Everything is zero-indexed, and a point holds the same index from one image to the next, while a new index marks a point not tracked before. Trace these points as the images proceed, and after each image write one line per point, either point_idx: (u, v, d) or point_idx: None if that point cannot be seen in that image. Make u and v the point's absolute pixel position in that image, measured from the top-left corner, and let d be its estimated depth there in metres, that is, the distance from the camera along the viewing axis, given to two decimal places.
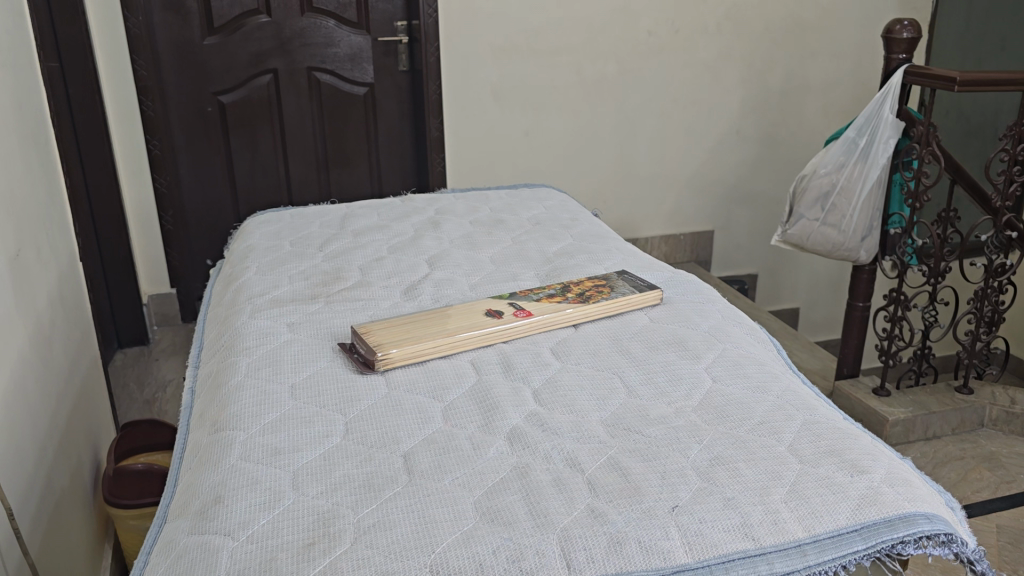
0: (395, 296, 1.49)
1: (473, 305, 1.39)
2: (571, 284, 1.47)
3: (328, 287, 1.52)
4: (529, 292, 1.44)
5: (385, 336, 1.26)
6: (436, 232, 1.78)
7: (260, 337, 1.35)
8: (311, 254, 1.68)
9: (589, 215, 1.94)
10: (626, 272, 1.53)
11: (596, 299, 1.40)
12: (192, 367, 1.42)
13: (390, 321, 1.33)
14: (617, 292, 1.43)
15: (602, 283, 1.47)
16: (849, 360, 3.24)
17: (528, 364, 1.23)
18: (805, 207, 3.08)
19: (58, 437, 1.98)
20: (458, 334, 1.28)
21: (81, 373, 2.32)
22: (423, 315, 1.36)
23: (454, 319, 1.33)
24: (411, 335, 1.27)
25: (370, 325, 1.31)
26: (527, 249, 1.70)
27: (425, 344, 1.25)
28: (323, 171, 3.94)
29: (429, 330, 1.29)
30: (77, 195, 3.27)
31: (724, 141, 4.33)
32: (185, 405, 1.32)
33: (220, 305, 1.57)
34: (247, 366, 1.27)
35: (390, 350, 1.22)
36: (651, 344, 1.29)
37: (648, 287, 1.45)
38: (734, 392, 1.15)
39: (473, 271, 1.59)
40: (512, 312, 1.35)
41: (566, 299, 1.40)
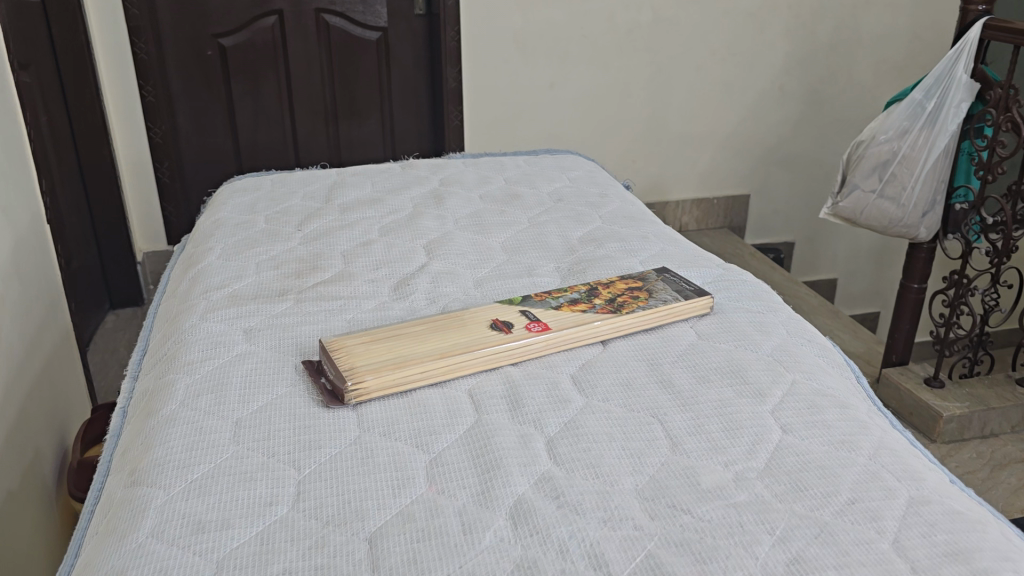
0: (380, 295, 1.21)
1: (478, 311, 1.11)
2: (599, 286, 1.19)
3: (301, 279, 1.25)
4: (547, 294, 1.16)
5: (361, 355, 0.99)
6: (439, 208, 1.50)
7: (209, 347, 1.08)
8: (287, 234, 1.41)
9: (619, 190, 1.65)
10: (668, 270, 1.24)
11: (630, 309, 1.12)
12: (130, 378, 1.16)
13: (369, 333, 1.05)
14: (657, 300, 1.14)
15: (638, 285, 1.19)
16: (898, 346, 2.93)
17: (541, 397, 0.96)
18: (860, 177, 2.75)
19: (7, 432, 1.74)
20: (455, 355, 1.00)
21: (44, 351, 2.08)
22: (413, 324, 1.08)
23: (450, 332, 1.05)
24: (393, 356, 0.99)
25: (344, 339, 1.03)
26: (547, 234, 1.42)
27: (412, 370, 0.98)
28: (332, 123, 3.64)
29: (419, 348, 1.01)
30: (61, 145, 3.00)
31: (765, 98, 3.98)
32: (112, 431, 1.06)
33: (174, 297, 1.29)
34: (185, 390, 1.00)
35: (364, 378, 0.95)
36: (700, 374, 1.01)
37: (695, 292, 1.16)
38: (812, 451, 0.87)
39: (479, 262, 1.31)
40: (524, 324, 1.07)
41: (591, 308, 1.12)
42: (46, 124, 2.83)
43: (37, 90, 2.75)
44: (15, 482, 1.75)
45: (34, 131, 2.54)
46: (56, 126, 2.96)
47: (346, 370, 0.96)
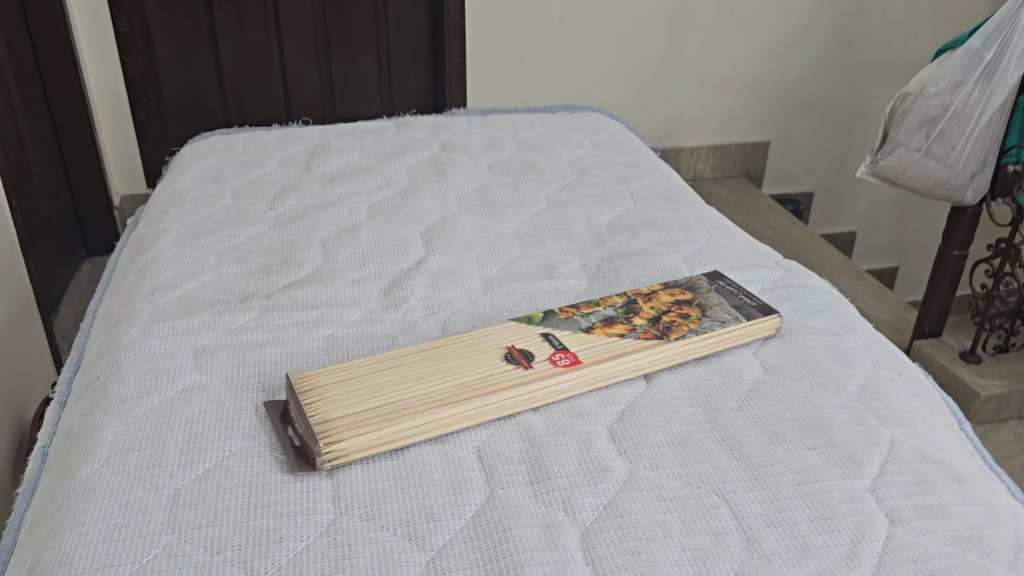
0: (367, 300, 0.99)
1: (487, 335, 0.88)
2: (638, 297, 0.96)
3: (270, 279, 1.01)
4: (574, 308, 0.94)
5: (339, 403, 0.77)
6: (440, 183, 1.26)
7: (148, 378, 0.85)
8: (257, 215, 1.17)
9: (651, 158, 1.41)
10: (720, 276, 1.02)
11: (680, 334, 0.89)
12: (56, 404, 0.93)
13: (349, 366, 0.83)
14: (713, 322, 0.91)
15: (685, 298, 0.96)
16: (932, 316, 2.70)
17: (571, 463, 0.74)
18: (905, 133, 2.38)
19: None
20: (460, 403, 0.78)
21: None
22: (405, 352, 0.85)
23: (453, 366, 0.83)
24: (379, 404, 0.77)
25: (318, 375, 0.81)
26: (570, 218, 1.18)
27: (404, 424, 0.76)
28: (322, 59, 3.23)
29: (414, 392, 0.79)
30: (25, 83, 2.62)
31: (790, 36, 3.57)
32: (28, 481, 0.84)
33: (117, 294, 1.06)
34: (113, 442, 0.77)
35: (342, 438, 0.73)
36: (772, 428, 0.79)
37: (758, 311, 0.93)
38: (934, 558, 0.66)
39: (489, 256, 1.08)
40: (548, 354, 0.85)
41: (631, 332, 0.89)
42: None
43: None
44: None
45: None
46: (15, 58, 2.56)
47: (319, 425, 0.74)
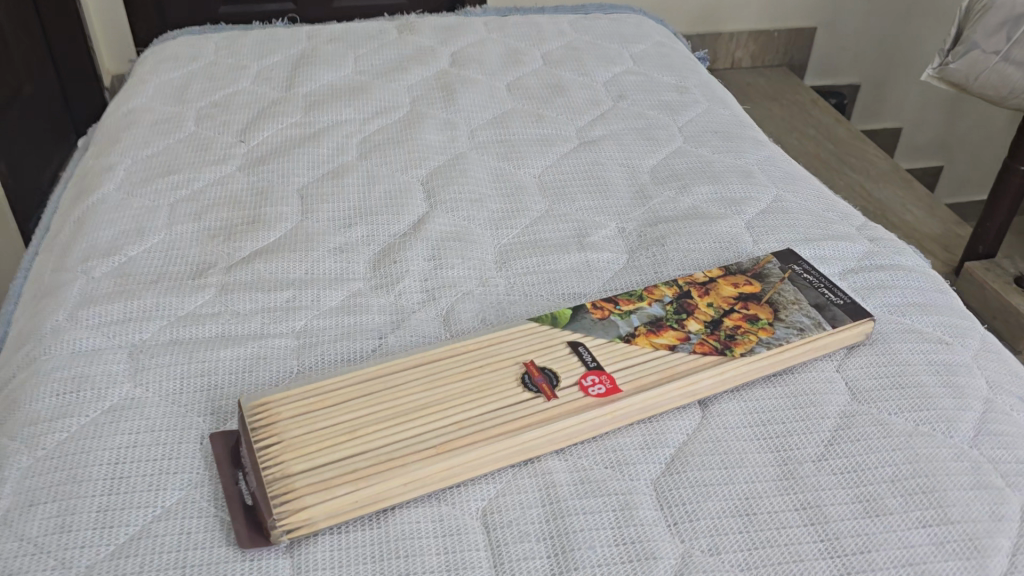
0: (351, 275, 0.79)
1: (499, 346, 0.68)
2: (692, 289, 0.76)
3: (234, 244, 0.82)
4: (612, 304, 0.74)
5: (302, 448, 0.58)
6: (448, 109, 1.03)
7: (68, 390, 0.67)
8: (221, 150, 0.96)
9: (703, 78, 1.18)
10: (796, 257, 0.81)
11: (746, 347, 0.70)
12: None
13: (317, 391, 0.64)
14: (788, 328, 0.72)
15: (752, 292, 0.76)
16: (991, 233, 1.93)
17: (602, 541, 0.57)
18: (980, 32, 1.58)
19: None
20: (461, 449, 0.60)
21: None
22: (392, 369, 0.66)
23: (454, 394, 0.64)
24: (355, 453, 0.59)
25: (277, 404, 0.62)
26: (605, 164, 0.96)
27: (386, 483, 0.57)
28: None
29: (402, 433, 0.60)
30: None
31: None
32: None
33: (52, 250, 0.87)
34: (16, 486, 0.60)
35: (305, 504, 0.56)
36: (867, 494, 0.61)
37: (844, 315, 0.73)
38: None
39: (505, 216, 0.87)
40: (577, 377, 0.66)
41: (685, 342, 0.70)
42: None
43: None
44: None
45: None
46: None
47: (276, 484, 0.56)
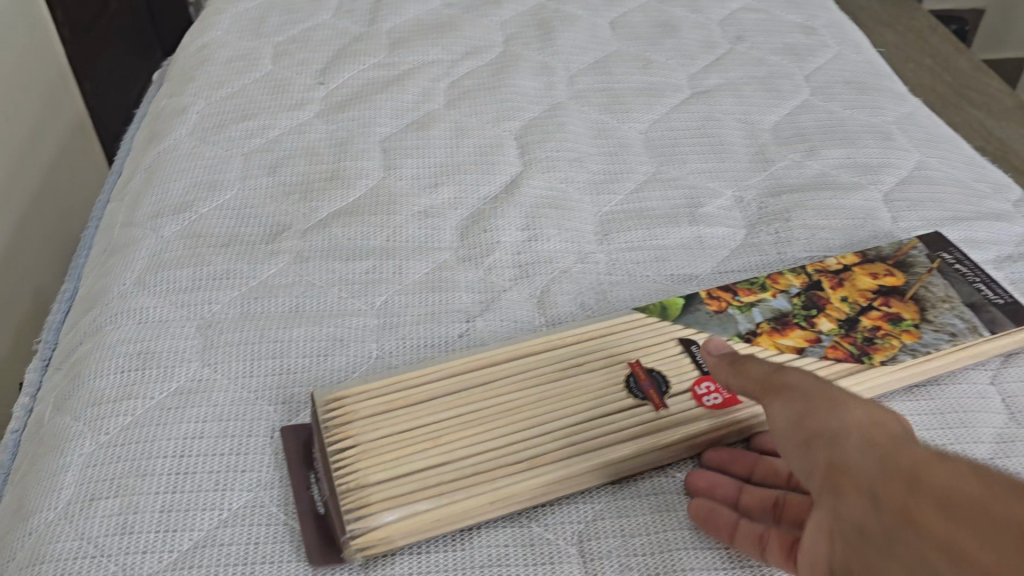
0: (436, 243, 0.72)
1: (601, 341, 0.61)
2: (823, 279, 0.67)
3: (311, 203, 0.75)
4: (731, 296, 0.65)
5: (382, 454, 0.52)
6: (544, 51, 0.93)
7: (132, 367, 0.62)
8: (299, 93, 0.88)
9: (833, 16, 1.04)
10: (946, 242, 0.70)
11: (888, 355, 0.61)
12: (41, 360, 0.72)
13: (397, 385, 0.57)
14: (937, 332, 0.62)
15: (896, 286, 0.66)
16: None
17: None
18: None
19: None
20: (557, 465, 0.53)
21: (49, 148, 1.57)
22: (481, 362, 0.59)
23: (551, 397, 0.56)
24: (441, 463, 0.52)
25: (353, 399, 0.56)
26: (720, 120, 0.85)
27: (473, 499, 0.51)
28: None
29: (492, 442, 0.54)
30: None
31: None
32: None
33: (123, 200, 0.82)
34: (77, 475, 0.56)
35: (384, 521, 0.50)
36: None
37: (1006, 319, 0.63)
38: None
39: (607, 179, 0.78)
40: (690, 385, 0.58)
41: (815, 346, 0.61)
42: None
43: None
44: (8, 340, 1.36)
45: None
46: None
47: (351, 495, 0.50)
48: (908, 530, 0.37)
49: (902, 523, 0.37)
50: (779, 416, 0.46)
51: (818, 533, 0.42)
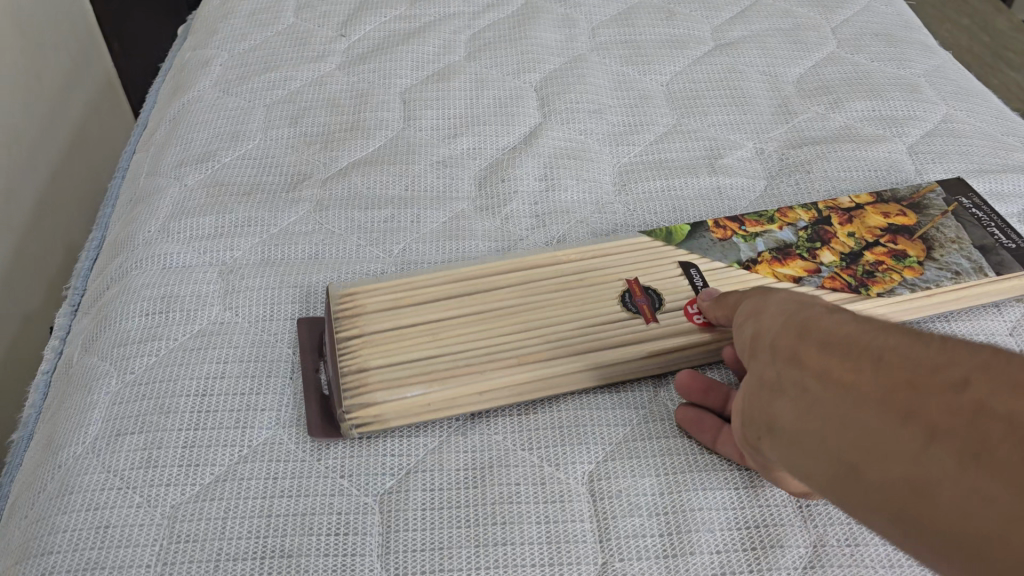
0: (455, 192, 0.72)
1: (603, 259, 0.64)
2: (833, 213, 0.68)
3: (331, 152, 0.76)
4: (737, 226, 0.67)
5: (381, 346, 0.57)
6: (567, 4, 0.93)
7: (156, 310, 0.63)
8: (320, 45, 0.88)
9: None
10: (967, 187, 0.69)
11: (886, 288, 0.62)
12: (70, 304, 0.73)
13: (406, 287, 0.61)
14: (940, 270, 0.63)
15: (907, 223, 0.67)
16: None
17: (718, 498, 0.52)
18: None
19: (20, 234, 1.33)
20: (547, 361, 0.57)
21: (78, 106, 1.59)
22: (486, 269, 0.63)
23: (550, 303, 0.60)
24: (435, 353, 0.57)
25: (367, 301, 0.60)
26: (743, 72, 0.84)
27: (461, 387, 0.56)
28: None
29: (486, 333, 0.58)
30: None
31: None
32: (30, 408, 0.66)
33: (147, 151, 0.83)
34: (104, 411, 0.57)
35: (375, 401, 0.55)
36: None
37: (1014, 262, 0.63)
38: None
39: (626, 129, 0.78)
40: (684, 303, 0.61)
41: (813, 276, 0.63)
42: None
43: None
44: (42, 295, 1.38)
45: None
46: None
47: (353, 379, 0.56)
48: (854, 398, 0.34)
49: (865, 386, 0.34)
50: (767, 314, 0.44)
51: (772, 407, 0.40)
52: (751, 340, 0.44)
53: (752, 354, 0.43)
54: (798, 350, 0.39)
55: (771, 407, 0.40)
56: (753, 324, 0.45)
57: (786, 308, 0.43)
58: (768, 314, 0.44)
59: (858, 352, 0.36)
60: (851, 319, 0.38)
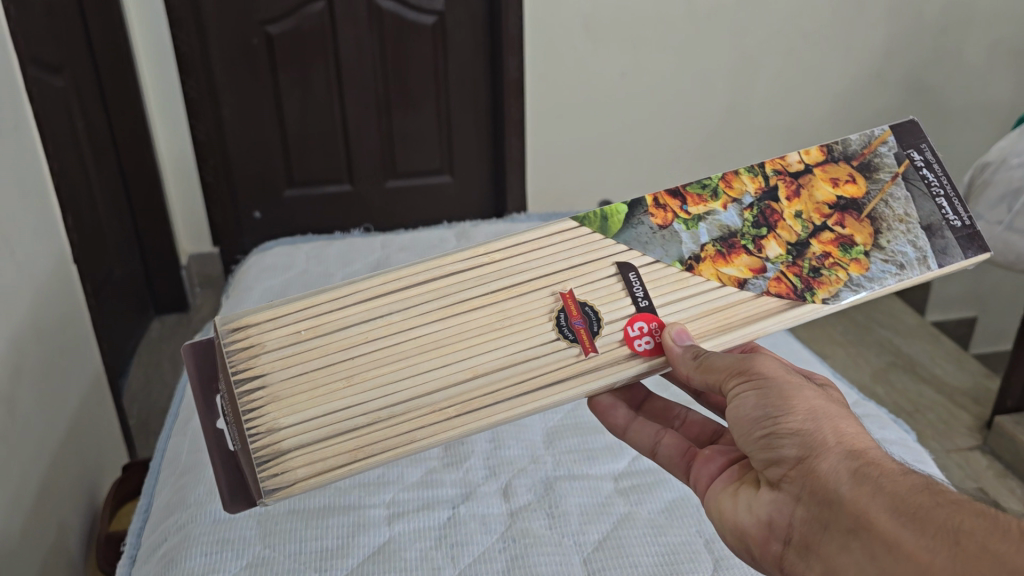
0: (426, 456, 1.00)
1: (523, 263, 0.79)
2: (778, 189, 0.84)
3: None
4: (688, 211, 0.82)
5: (285, 406, 0.71)
6: None
7: (213, 549, 0.85)
8: None
9: None
10: (916, 141, 0.85)
11: (830, 288, 0.78)
12: (127, 556, 0.95)
13: (311, 324, 0.75)
14: (883, 261, 0.79)
15: (851, 201, 0.83)
16: (1017, 384, 1.87)
17: None
18: (981, 204, 1.71)
19: (26, 515, 1.49)
20: (471, 401, 0.72)
21: (74, 397, 1.81)
22: (397, 284, 0.77)
23: (475, 327, 0.75)
24: (353, 402, 0.71)
25: (269, 339, 0.74)
26: None
27: (362, 443, 0.70)
28: (330, 51, 2.58)
29: (395, 377, 0.73)
30: (96, 137, 2.27)
31: (804, 87, 2.68)
32: None
33: (183, 436, 1.08)
34: None
35: (295, 471, 0.69)
36: None
37: (956, 246, 0.79)
38: None
39: None
40: (623, 324, 0.76)
41: (761, 272, 0.80)
42: (67, 161, 2.03)
43: (80, 122, 2.16)
44: (37, 568, 1.52)
45: (72, 164, 2.06)
46: (93, 132, 2.25)
47: (266, 447, 0.70)
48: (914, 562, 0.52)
49: (940, 558, 0.51)
50: (819, 456, 0.62)
51: (834, 544, 0.58)
52: (792, 465, 0.63)
53: (798, 483, 0.62)
54: (868, 509, 0.56)
55: (834, 543, 0.58)
56: (796, 450, 0.63)
57: (838, 455, 0.61)
58: (822, 454, 0.62)
59: (937, 532, 0.52)
60: (923, 492, 0.55)
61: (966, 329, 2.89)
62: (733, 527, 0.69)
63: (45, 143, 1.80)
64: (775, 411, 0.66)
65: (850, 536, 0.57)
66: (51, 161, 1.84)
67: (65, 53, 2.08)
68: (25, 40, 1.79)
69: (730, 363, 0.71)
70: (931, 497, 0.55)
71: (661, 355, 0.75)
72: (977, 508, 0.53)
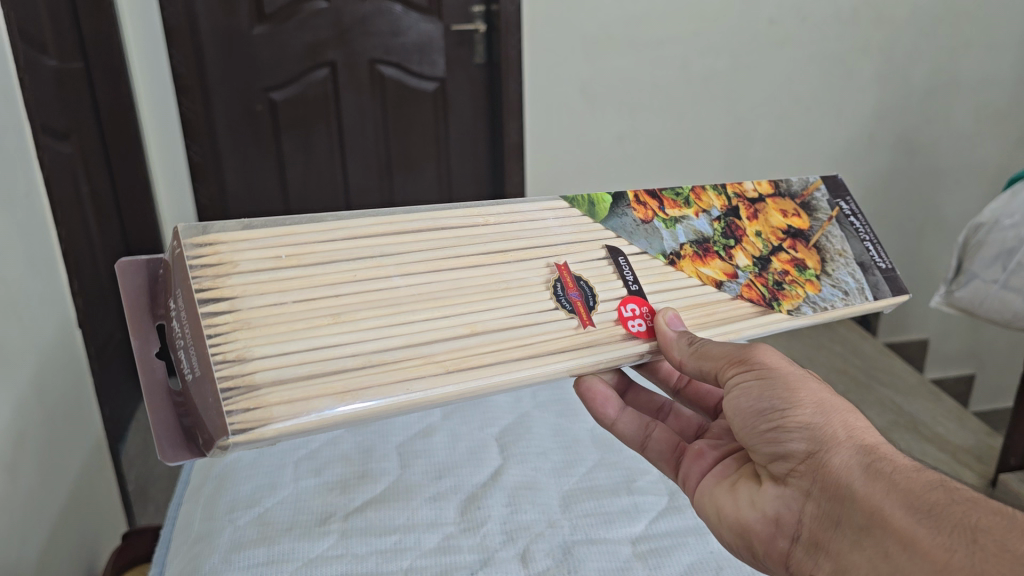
0: (444, 519, 1.00)
1: (517, 234, 0.81)
2: (739, 209, 0.93)
3: (348, 494, 1.05)
4: (671, 213, 0.89)
5: (259, 335, 0.65)
6: None
7: None
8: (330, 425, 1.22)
9: None
10: (844, 194, 0.98)
11: (793, 302, 0.86)
12: None
13: (289, 253, 0.71)
14: (832, 286, 0.89)
15: (799, 231, 0.93)
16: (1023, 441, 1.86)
17: None
18: (978, 263, 1.73)
19: None
20: (464, 358, 0.71)
21: (75, 465, 1.79)
22: (388, 229, 0.76)
23: (470, 289, 0.75)
24: (338, 342, 0.67)
25: (243, 261, 0.69)
26: None
27: (349, 384, 0.65)
28: (332, 114, 2.63)
29: (385, 323, 0.70)
30: (101, 203, 2.28)
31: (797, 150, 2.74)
32: None
33: (196, 504, 1.08)
34: None
35: (270, 409, 0.62)
36: None
37: (885, 286, 0.91)
38: None
39: (565, 465, 1.11)
40: (616, 304, 0.79)
41: (734, 279, 0.86)
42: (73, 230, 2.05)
43: (85, 186, 2.16)
44: None
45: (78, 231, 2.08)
46: (98, 197, 2.26)
47: (239, 377, 0.62)
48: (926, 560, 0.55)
49: (957, 557, 0.54)
50: (831, 450, 0.66)
51: (844, 539, 0.62)
52: (801, 458, 0.67)
53: (807, 478, 0.66)
54: (882, 506, 0.60)
55: (843, 539, 0.62)
56: (805, 443, 0.67)
57: (852, 450, 0.65)
58: (833, 449, 0.66)
59: (956, 530, 0.55)
60: (939, 494, 0.59)
61: (965, 386, 2.90)
62: (734, 524, 0.73)
63: (54, 210, 1.82)
64: (783, 404, 0.70)
65: (863, 534, 0.60)
66: (59, 227, 1.85)
67: (74, 122, 2.11)
68: (38, 111, 1.82)
69: (728, 350, 0.75)
70: (943, 497, 0.58)
71: (653, 338, 0.78)
72: (993, 511, 0.56)
